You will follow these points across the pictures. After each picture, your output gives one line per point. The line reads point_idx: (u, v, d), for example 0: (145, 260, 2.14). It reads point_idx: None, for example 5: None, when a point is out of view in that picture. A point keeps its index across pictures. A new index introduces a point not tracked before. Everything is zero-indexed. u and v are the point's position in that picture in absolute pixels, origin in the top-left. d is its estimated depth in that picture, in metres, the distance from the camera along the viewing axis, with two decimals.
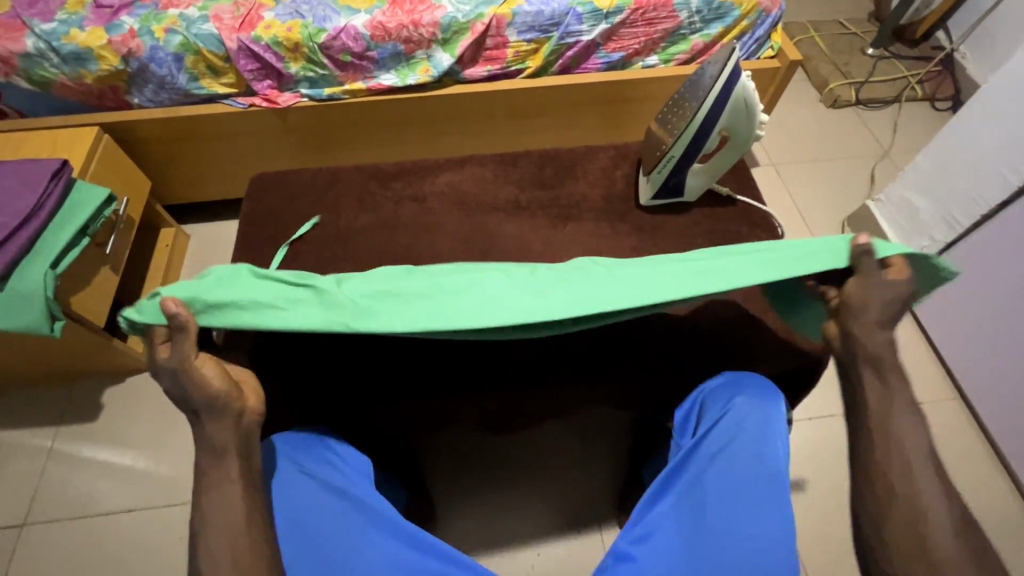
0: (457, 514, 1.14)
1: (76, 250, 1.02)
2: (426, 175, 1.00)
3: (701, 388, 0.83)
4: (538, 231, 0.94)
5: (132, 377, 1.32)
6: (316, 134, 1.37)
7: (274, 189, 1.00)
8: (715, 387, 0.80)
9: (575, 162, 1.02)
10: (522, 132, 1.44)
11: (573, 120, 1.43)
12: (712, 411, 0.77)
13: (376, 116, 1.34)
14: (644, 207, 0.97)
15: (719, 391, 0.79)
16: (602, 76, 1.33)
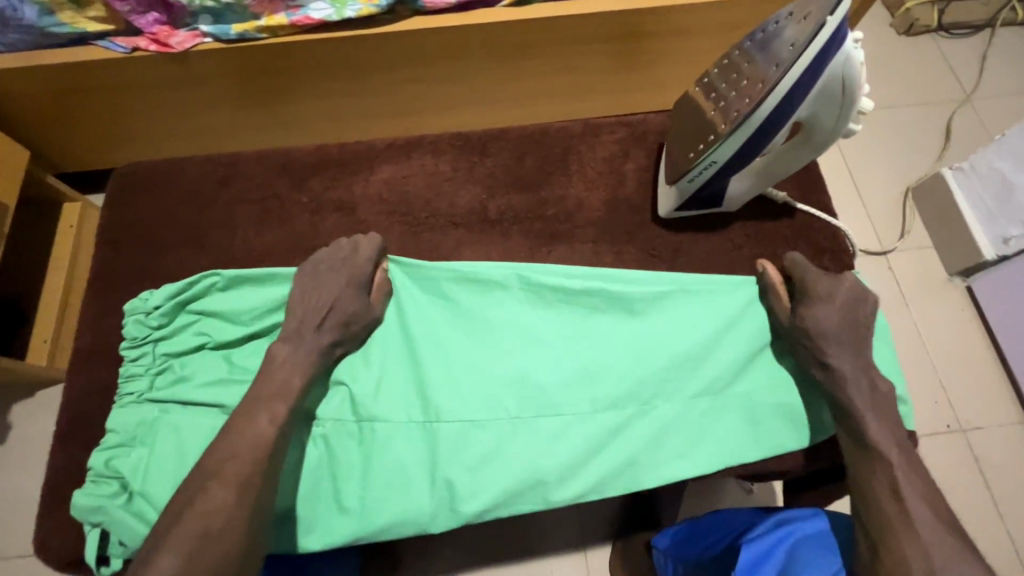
0: (423, 560, 1.00)
1: None
2: (357, 169, 0.71)
3: (794, 521, 0.65)
4: (513, 258, 0.68)
5: (40, 390, 1.12)
6: (244, 89, 1.04)
7: (145, 187, 0.70)
8: (813, 534, 0.63)
9: (569, 148, 0.72)
10: (506, 85, 1.09)
11: (573, 68, 1.07)
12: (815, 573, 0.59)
13: (320, 69, 1.01)
14: (662, 221, 0.69)
15: (823, 543, 0.63)
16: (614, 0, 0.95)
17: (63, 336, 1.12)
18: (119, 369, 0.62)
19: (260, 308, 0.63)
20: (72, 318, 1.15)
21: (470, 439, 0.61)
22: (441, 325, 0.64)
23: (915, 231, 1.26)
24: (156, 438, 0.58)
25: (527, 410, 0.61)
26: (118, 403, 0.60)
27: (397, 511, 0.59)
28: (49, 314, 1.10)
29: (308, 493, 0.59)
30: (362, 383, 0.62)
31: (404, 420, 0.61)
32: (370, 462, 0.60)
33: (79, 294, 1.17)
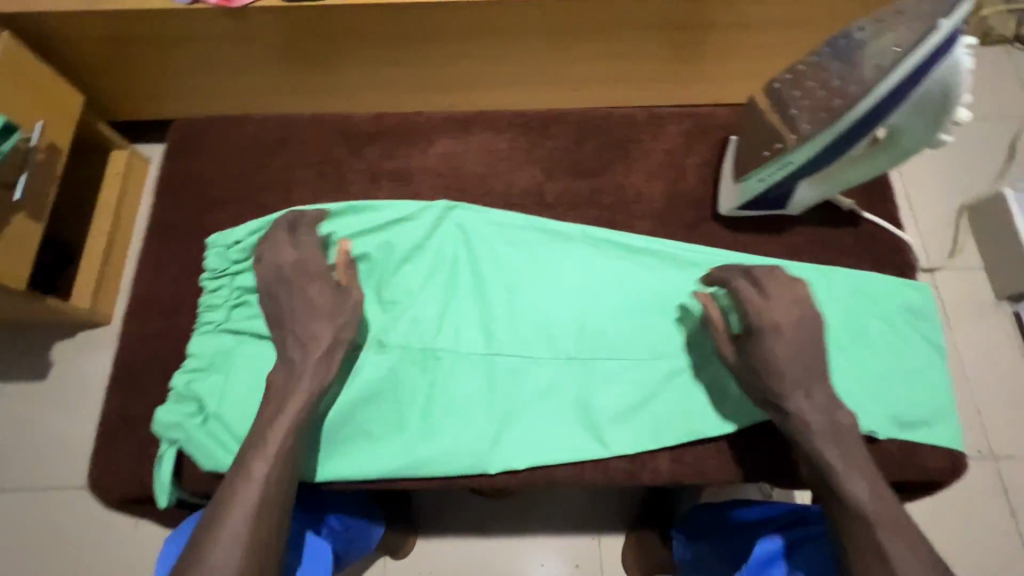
0: (438, 530, 1.02)
1: None
2: (415, 140, 0.70)
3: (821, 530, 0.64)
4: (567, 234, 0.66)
5: (82, 332, 1.15)
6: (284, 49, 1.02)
7: (203, 141, 0.70)
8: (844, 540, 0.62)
9: (631, 136, 0.70)
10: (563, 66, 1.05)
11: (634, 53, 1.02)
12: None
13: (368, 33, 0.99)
14: (723, 219, 0.67)
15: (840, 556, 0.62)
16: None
17: (106, 281, 1.15)
18: (199, 297, 0.63)
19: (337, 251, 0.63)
20: (115, 264, 1.18)
21: (527, 376, 0.61)
22: (507, 266, 0.64)
23: (967, 250, 1.22)
24: (232, 368, 0.59)
25: (586, 352, 0.62)
26: (199, 329, 0.62)
27: (453, 446, 0.58)
28: (95, 259, 1.13)
29: (356, 426, 0.59)
30: (428, 314, 0.62)
31: (465, 352, 0.61)
32: (428, 394, 0.60)
33: (122, 240, 1.19)
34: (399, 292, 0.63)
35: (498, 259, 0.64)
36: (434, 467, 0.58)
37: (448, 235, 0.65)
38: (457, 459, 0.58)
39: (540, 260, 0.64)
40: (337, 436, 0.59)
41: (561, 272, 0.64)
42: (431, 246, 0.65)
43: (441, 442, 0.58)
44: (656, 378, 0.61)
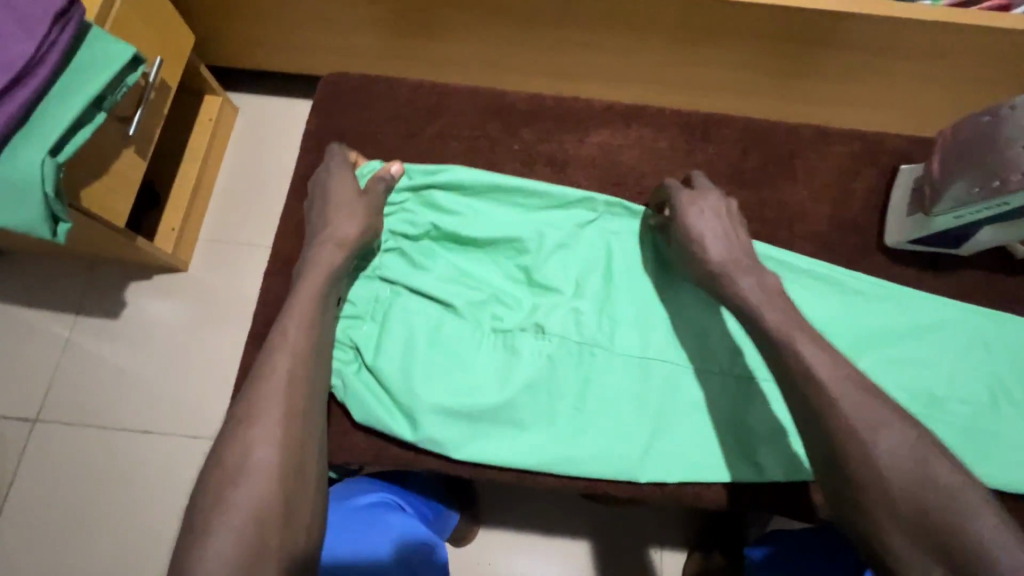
0: (500, 525, 0.99)
1: (87, 132, 0.76)
2: (572, 128, 0.67)
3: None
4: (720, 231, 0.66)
5: (157, 275, 1.13)
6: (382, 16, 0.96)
7: (354, 101, 0.68)
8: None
9: (796, 151, 0.67)
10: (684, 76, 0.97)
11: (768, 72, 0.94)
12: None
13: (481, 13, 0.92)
14: (888, 250, 0.64)
15: None
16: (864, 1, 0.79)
17: (188, 228, 1.13)
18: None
19: (497, 228, 0.66)
20: (197, 211, 1.15)
21: (676, 384, 0.63)
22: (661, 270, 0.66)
23: None
24: (391, 321, 0.63)
25: (734, 367, 0.63)
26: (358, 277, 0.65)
27: (605, 445, 0.60)
28: (181, 204, 1.11)
29: (509, 409, 0.61)
30: (587, 308, 0.65)
31: (622, 354, 0.63)
32: (580, 387, 0.62)
33: (206, 187, 1.17)
34: (557, 281, 0.65)
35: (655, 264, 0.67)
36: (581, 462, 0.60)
37: (606, 223, 0.67)
38: (608, 462, 0.60)
39: None
40: (490, 418, 0.61)
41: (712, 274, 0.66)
42: (591, 240, 0.66)
43: (593, 442, 0.61)
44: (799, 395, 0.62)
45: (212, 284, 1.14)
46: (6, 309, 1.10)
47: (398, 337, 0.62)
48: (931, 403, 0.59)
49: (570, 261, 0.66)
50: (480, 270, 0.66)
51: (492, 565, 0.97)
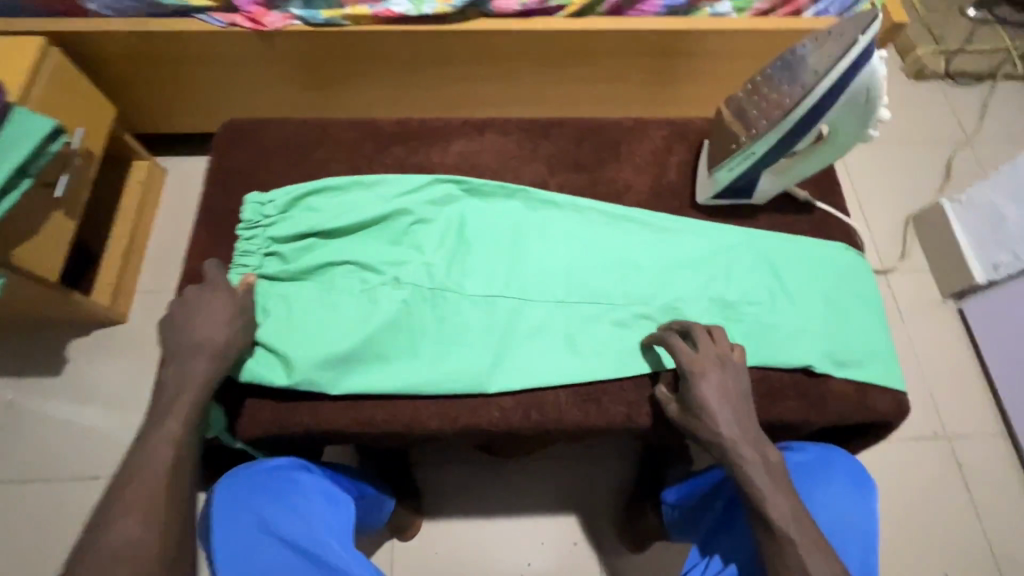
0: (444, 515, 1.06)
1: (13, 196, 0.85)
2: (436, 140, 0.81)
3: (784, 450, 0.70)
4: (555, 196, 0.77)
5: (97, 330, 1.20)
6: (280, 69, 1.12)
7: (248, 141, 0.80)
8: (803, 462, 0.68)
9: (620, 139, 0.82)
10: (537, 90, 1.20)
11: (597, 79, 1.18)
12: (856, 510, 0.64)
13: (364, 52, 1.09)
14: (700, 207, 0.78)
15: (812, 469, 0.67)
16: (645, 19, 1.08)
17: (124, 282, 1.21)
18: (235, 246, 0.70)
19: (351, 207, 0.72)
20: (131, 266, 1.24)
21: (523, 315, 0.70)
22: (506, 225, 0.74)
23: (915, 256, 1.37)
24: (267, 304, 0.67)
25: (573, 295, 0.71)
26: (233, 270, 0.69)
27: (463, 369, 0.66)
28: (115, 260, 1.19)
29: (376, 350, 0.66)
30: (439, 261, 0.71)
31: (471, 294, 0.69)
32: (439, 326, 0.68)
33: (140, 243, 1.26)
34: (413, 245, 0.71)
35: (502, 222, 0.75)
36: (442, 386, 0.65)
37: (452, 192, 0.75)
38: (464, 379, 0.65)
39: (540, 224, 0.75)
40: (356, 362, 0.65)
41: (552, 225, 0.75)
42: (439, 207, 0.75)
43: (454, 371, 0.66)
44: (632, 312, 0.70)
45: (151, 332, 1.21)
46: None
47: (270, 309, 0.66)
48: (727, 306, 0.71)
49: (423, 227, 0.73)
50: (346, 246, 0.71)
51: (440, 552, 1.04)
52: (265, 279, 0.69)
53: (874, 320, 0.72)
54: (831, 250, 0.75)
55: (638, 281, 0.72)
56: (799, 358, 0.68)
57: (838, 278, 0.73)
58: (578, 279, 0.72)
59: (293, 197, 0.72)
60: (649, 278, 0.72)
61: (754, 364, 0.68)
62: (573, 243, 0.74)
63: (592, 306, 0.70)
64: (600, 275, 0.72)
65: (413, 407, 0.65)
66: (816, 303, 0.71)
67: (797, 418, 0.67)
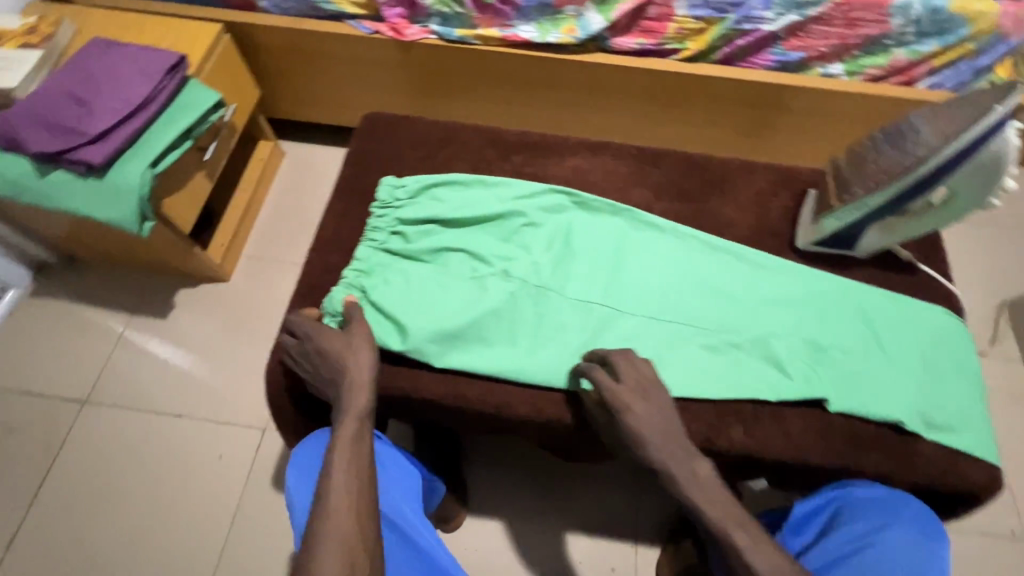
0: (488, 513, 1.09)
1: (177, 153, 0.97)
2: (552, 154, 0.87)
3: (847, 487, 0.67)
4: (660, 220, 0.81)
5: (203, 284, 1.32)
6: (407, 76, 1.25)
7: (386, 131, 0.89)
8: (867, 497, 0.65)
9: (726, 176, 0.86)
10: (636, 124, 1.27)
11: (695, 121, 1.24)
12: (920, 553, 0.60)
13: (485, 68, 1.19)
14: (800, 250, 0.80)
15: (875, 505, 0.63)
16: (754, 71, 1.13)
17: (234, 245, 1.33)
18: (368, 220, 0.78)
19: (472, 201, 0.79)
20: (243, 232, 1.36)
21: (617, 324, 0.73)
22: (610, 238, 0.79)
23: (1005, 344, 1.30)
24: (389, 275, 0.74)
25: (666, 314, 0.74)
26: (363, 241, 0.77)
27: (554, 364, 0.70)
28: (232, 224, 1.31)
29: (477, 332, 0.71)
30: (545, 262, 0.76)
31: (570, 297, 0.74)
32: (537, 321, 0.72)
33: (253, 213, 1.39)
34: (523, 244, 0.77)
35: (607, 236, 0.79)
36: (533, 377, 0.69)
37: (565, 202, 0.81)
38: (555, 373, 0.69)
39: (642, 243, 0.79)
40: (458, 340, 0.70)
41: (654, 245, 0.78)
42: (551, 214, 0.80)
43: (547, 365, 0.70)
44: (722, 339, 0.72)
45: (248, 294, 1.32)
46: (73, 306, 1.29)
47: (390, 279, 0.73)
48: (819, 349, 0.72)
49: (533, 229, 0.78)
50: (462, 235, 0.78)
51: (480, 549, 1.06)
52: (388, 252, 0.76)
53: (972, 389, 0.71)
54: (933, 312, 0.75)
55: (732, 311, 0.74)
56: (890, 412, 0.67)
57: (938, 341, 0.73)
58: (673, 300, 0.75)
59: (423, 186, 0.80)
60: (743, 310, 0.74)
61: (843, 411, 0.68)
62: (672, 265, 0.77)
63: (684, 327, 0.73)
64: (695, 299, 0.75)
65: (504, 391, 0.69)
66: (912, 362, 0.71)
67: (880, 472, 0.66)
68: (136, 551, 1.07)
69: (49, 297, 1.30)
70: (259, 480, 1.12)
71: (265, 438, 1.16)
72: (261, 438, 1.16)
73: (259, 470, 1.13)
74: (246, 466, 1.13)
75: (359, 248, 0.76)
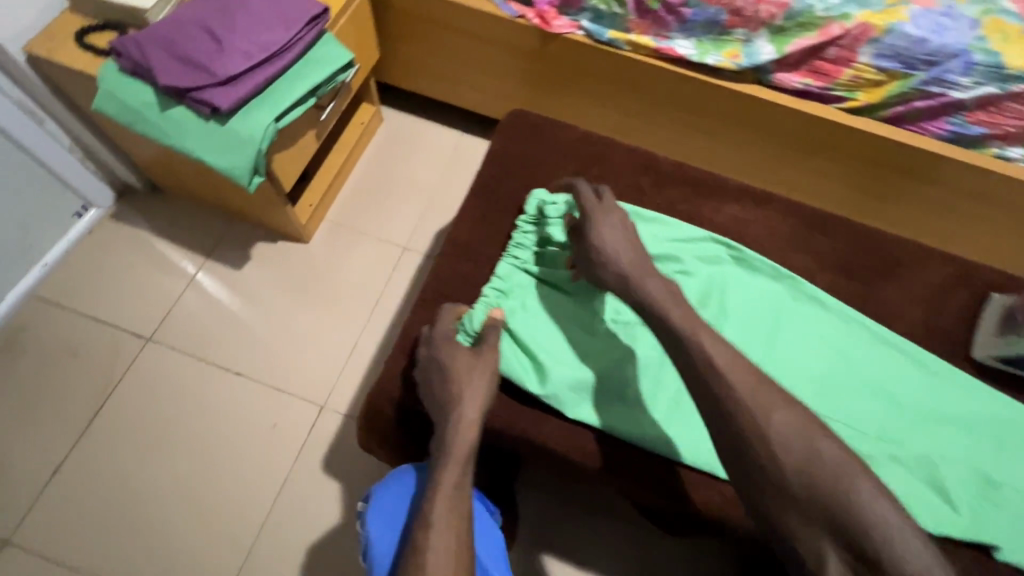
0: (537, 547, 1.03)
1: (301, 110, 0.91)
2: (710, 196, 0.79)
3: None
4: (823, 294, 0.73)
5: (282, 241, 1.27)
6: (536, 68, 1.16)
7: (533, 135, 0.82)
8: None
9: (901, 261, 0.76)
10: (767, 168, 1.17)
11: (834, 176, 1.12)
12: None
13: (624, 77, 1.10)
14: (976, 363, 0.71)
15: None
16: (923, 137, 1.00)
17: (320, 207, 1.28)
18: (513, 234, 0.75)
19: None
20: (330, 195, 1.30)
21: None
22: (767, 308, 0.71)
23: None
24: (529, 304, 0.71)
25: (820, 407, 0.66)
26: (505, 255, 0.74)
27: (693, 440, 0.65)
28: (322, 185, 1.25)
29: (614, 387, 0.68)
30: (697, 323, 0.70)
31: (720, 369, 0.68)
32: (678, 392, 0.68)
33: (342, 177, 1.33)
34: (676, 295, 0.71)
35: (764, 305, 0.71)
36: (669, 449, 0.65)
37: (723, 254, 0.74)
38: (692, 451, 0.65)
39: (802, 318, 0.71)
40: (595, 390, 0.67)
41: (815, 324, 0.70)
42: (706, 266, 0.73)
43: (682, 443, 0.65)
44: (880, 450, 0.64)
45: (325, 260, 1.26)
46: (150, 237, 1.25)
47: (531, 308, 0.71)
48: (991, 486, 0.63)
49: (687, 280, 0.72)
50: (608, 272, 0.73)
51: None
52: (530, 274, 0.73)
53: None
54: None
55: (894, 419, 0.66)
56: None
57: None
58: (830, 393, 0.67)
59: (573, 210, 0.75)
60: (905, 420, 0.66)
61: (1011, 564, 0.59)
62: (833, 351, 0.69)
63: (838, 426, 0.65)
64: (854, 397, 0.67)
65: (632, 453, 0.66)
66: None
67: None
68: (175, 504, 1.04)
69: (128, 222, 1.26)
70: (308, 459, 1.08)
71: (320, 416, 1.11)
72: (317, 415, 1.11)
73: (309, 449, 1.09)
74: (298, 442, 1.09)
75: (500, 266, 0.73)
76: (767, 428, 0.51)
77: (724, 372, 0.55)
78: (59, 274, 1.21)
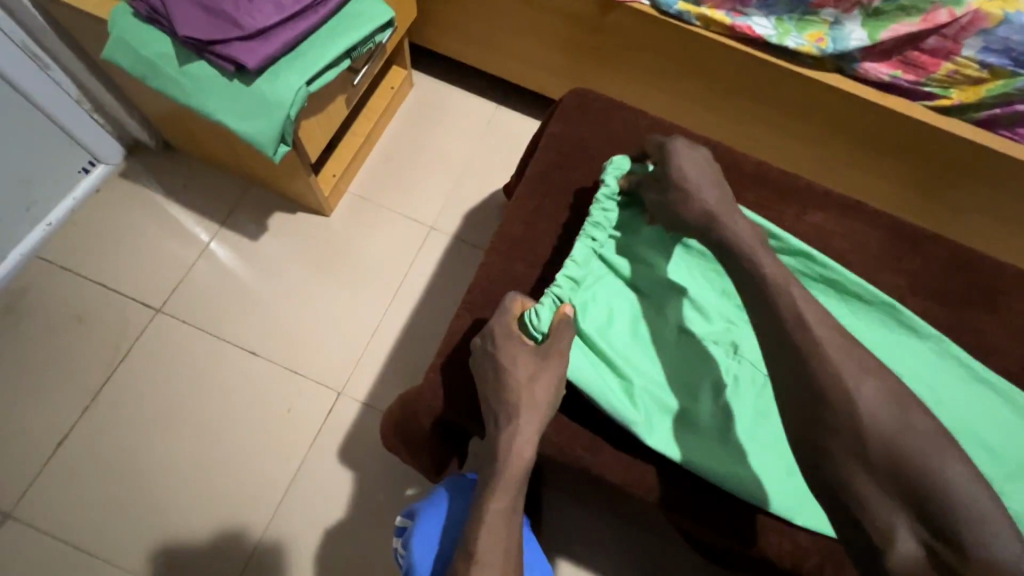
0: None
1: (334, 73, 0.81)
2: (792, 202, 0.71)
3: None
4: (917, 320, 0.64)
5: (302, 213, 1.19)
6: (590, 39, 1.05)
7: (597, 120, 0.74)
8: None
9: (1002, 288, 0.68)
10: (831, 165, 1.07)
11: (903, 181, 1.02)
12: None
13: (688, 57, 1.00)
14: None
15: None
16: (1016, 147, 0.89)
17: (344, 178, 1.19)
18: (590, 210, 0.68)
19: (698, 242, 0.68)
20: (354, 166, 1.21)
21: None
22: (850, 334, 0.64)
23: None
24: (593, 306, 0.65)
25: None
26: (581, 234, 0.67)
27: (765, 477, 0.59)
28: (347, 155, 1.16)
29: (683, 412, 0.62)
30: None
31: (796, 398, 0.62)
32: (753, 419, 0.61)
33: (368, 147, 1.24)
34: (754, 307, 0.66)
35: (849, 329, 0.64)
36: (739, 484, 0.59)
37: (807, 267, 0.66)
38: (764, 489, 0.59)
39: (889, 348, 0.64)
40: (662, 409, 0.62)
41: (903, 355, 0.63)
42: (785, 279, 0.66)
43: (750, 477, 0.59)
44: None
45: (347, 236, 1.18)
46: (161, 200, 1.17)
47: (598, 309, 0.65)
48: None
49: None
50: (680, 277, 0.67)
51: None
52: (598, 272, 0.67)
53: None
54: None
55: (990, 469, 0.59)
56: None
57: None
58: None
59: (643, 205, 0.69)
60: (1002, 471, 0.59)
61: None
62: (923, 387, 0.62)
63: None
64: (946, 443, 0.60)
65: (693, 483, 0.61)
66: None
67: None
68: (184, 486, 0.99)
69: (138, 182, 1.18)
70: (323, 447, 1.03)
71: (337, 402, 1.06)
72: (334, 401, 1.06)
73: (325, 436, 1.03)
74: (314, 428, 1.04)
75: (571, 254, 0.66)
76: (871, 485, 0.45)
77: (820, 418, 0.48)
78: (65, 234, 1.13)
